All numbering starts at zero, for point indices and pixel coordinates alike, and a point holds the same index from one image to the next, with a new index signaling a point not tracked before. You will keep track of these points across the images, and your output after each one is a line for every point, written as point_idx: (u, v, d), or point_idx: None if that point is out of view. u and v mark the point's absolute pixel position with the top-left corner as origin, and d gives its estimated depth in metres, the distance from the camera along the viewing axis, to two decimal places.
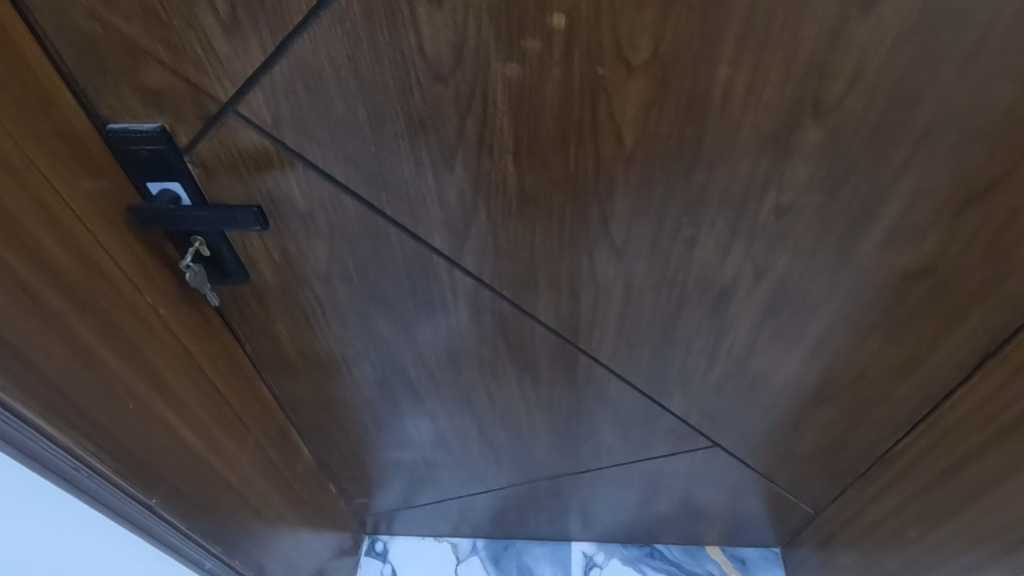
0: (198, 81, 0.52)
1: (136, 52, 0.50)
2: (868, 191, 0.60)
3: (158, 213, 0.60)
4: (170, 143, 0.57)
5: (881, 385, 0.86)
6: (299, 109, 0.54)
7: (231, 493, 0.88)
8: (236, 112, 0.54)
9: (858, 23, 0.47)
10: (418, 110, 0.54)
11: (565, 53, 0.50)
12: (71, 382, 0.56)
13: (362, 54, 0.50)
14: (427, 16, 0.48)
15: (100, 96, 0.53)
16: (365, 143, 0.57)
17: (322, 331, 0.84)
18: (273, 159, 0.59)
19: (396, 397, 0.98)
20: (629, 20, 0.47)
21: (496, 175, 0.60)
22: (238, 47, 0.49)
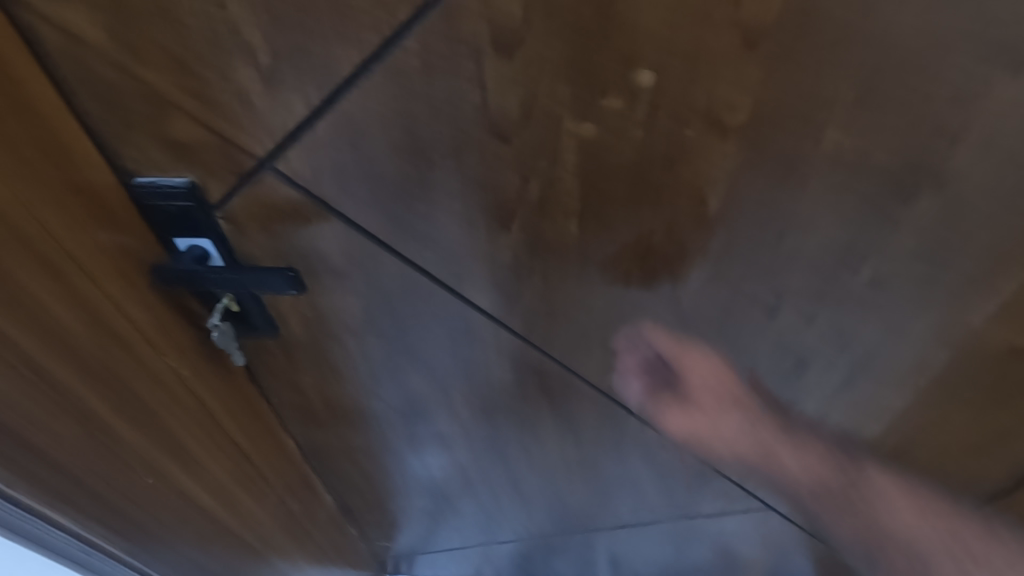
0: (232, 136, 0.45)
1: (164, 106, 0.44)
2: (981, 264, 0.52)
3: (181, 274, 0.54)
4: (198, 201, 0.50)
5: (963, 460, 0.78)
6: (342, 166, 0.48)
7: (249, 552, 0.82)
8: (273, 170, 0.48)
9: (1003, 84, 0.40)
10: (476, 169, 0.48)
11: (649, 112, 0.43)
12: (81, 459, 0.51)
13: (418, 110, 0.44)
14: (495, 71, 0.41)
15: (125, 151, 0.47)
16: (412, 202, 0.51)
17: (351, 386, 0.77)
18: (310, 216, 0.53)
19: (427, 448, 0.92)
20: (728, 78, 0.41)
21: (556, 237, 0.54)
22: (276, 102, 0.43)
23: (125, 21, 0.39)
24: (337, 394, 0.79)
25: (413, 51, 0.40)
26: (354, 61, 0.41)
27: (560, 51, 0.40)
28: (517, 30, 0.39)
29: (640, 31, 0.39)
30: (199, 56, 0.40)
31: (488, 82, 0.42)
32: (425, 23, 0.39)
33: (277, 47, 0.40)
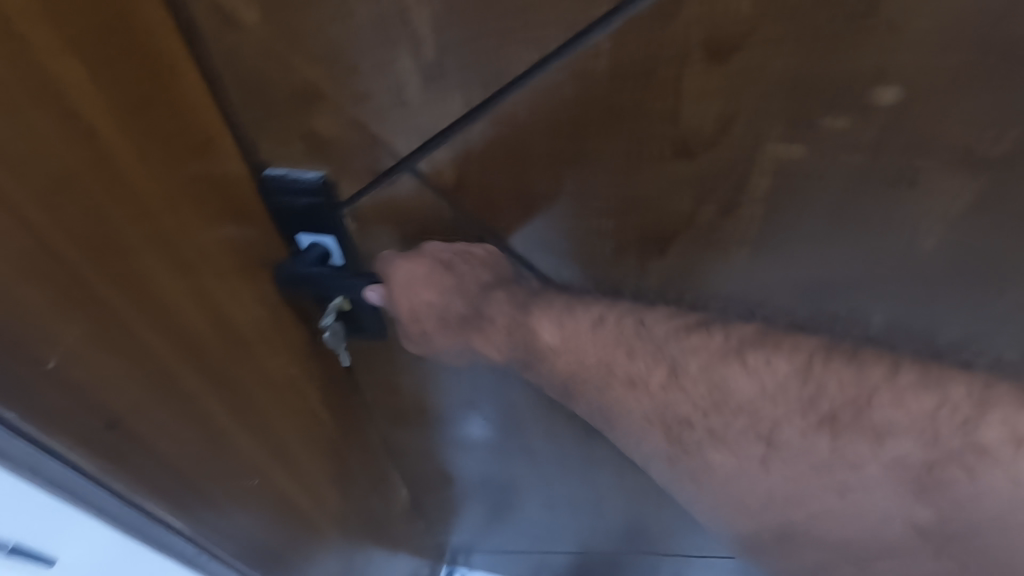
0: (377, 134, 0.40)
1: (311, 95, 0.38)
2: None
3: (310, 273, 0.48)
4: (329, 200, 0.44)
5: None
6: (492, 173, 0.42)
7: (333, 547, 0.80)
8: (413, 171, 0.42)
9: None
10: (644, 186, 0.41)
11: (878, 137, 0.35)
12: (208, 472, 0.49)
13: (594, 117, 0.37)
14: (700, 78, 0.34)
15: (262, 143, 0.42)
16: (562, 218, 0.44)
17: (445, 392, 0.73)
18: (445, 223, 0.46)
19: (513, 460, 0.86)
20: (998, 103, 0.32)
21: (721, 272, 0.46)
22: (435, 99, 0.37)
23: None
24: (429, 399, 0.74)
25: (607, 49, 0.34)
26: (534, 58, 0.35)
27: (789, 58, 0.33)
28: (741, 32, 0.32)
29: (898, 40, 0.31)
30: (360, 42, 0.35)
31: (687, 89, 0.35)
32: (631, 15, 0.32)
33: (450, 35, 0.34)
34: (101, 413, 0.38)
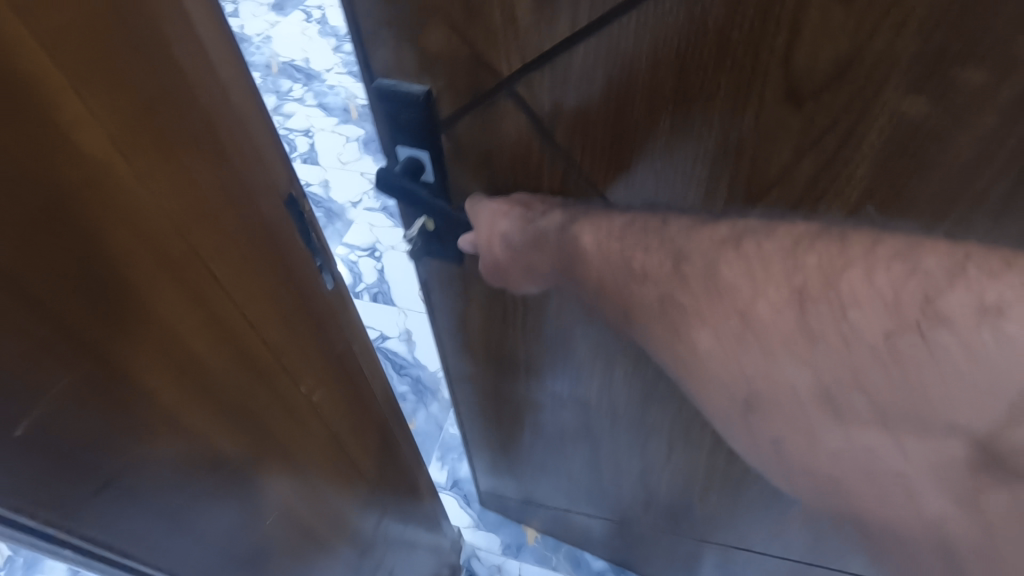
0: (484, 54, 0.37)
1: (426, 3, 0.35)
2: None
3: (390, 185, 0.43)
4: (430, 115, 0.41)
5: None
6: (587, 104, 0.37)
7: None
8: (511, 95, 0.38)
9: None
10: (744, 136, 0.36)
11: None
12: (221, 527, 0.40)
13: (703, 49, 0.33)
14: (820, 13, 0.30)
15: (374, 55, 0.39)
16: (654, 167, 0.39)
17: (526, 367, 0.60)
18: (535, 163, 0.41)
19: (585, 452, 0.73)
20: None
21: None
22: (544, 19, 0.34)
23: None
24: (500, 366, 0.63)
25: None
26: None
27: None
28: None
29: None
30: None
31: (805, 24, 0.30)
32: None
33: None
34: (96, 480, 0.30)
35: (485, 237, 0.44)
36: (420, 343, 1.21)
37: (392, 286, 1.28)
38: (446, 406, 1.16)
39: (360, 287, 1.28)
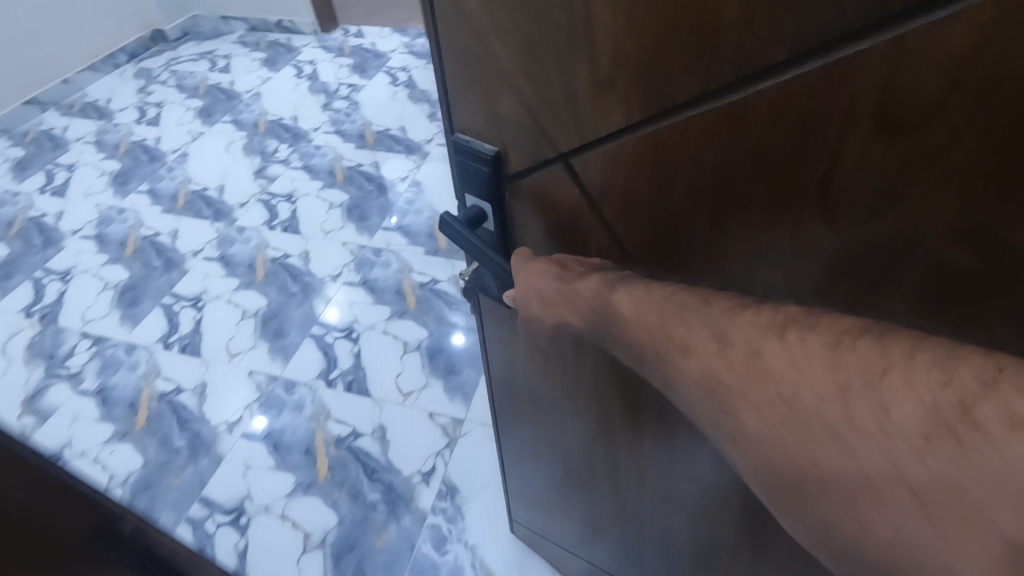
0: (547, 129, 0.37)
1: (502, 74, 0.36)
2: None
3: (451, 226, 0.45)
4: (497, 172, 0.42)
5: None
6: (632, 186, 0.37)
7: None
8: (566, 165, 0.39)
9: None
10: (777, 251, 0.33)
11: None
12: None
13: (742, 161, 0.31)
14: (861, 149, 0.27)
15: (455, 108, 0.41)
16: (691, 257, 0.38)
17: (570, 400, 0.57)
18: (587, 227, 0.42)
19: (610, 507, 0.67)
20: None
21: None
22: (605, 106, 0.33)
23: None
24: (545, 392, 0.59)
25: (767, 98, 0.28)
26: (692, 90, 0.30)
27: (974, 153, 0.24)
28: (924, 106, 0.24)
29: None
30: (555, 36, 0.32)
31: (846, 155, 0.28)
32: (797, 69, 0.26)
33: (630, 52, 0.30)
34: None
35: (524, 294, 0.43)
36: (393, 444, 1.18)
37: (367, 370, 1.31)
38: (419, 519, 1.07)
39: (335, 373, 1.30)
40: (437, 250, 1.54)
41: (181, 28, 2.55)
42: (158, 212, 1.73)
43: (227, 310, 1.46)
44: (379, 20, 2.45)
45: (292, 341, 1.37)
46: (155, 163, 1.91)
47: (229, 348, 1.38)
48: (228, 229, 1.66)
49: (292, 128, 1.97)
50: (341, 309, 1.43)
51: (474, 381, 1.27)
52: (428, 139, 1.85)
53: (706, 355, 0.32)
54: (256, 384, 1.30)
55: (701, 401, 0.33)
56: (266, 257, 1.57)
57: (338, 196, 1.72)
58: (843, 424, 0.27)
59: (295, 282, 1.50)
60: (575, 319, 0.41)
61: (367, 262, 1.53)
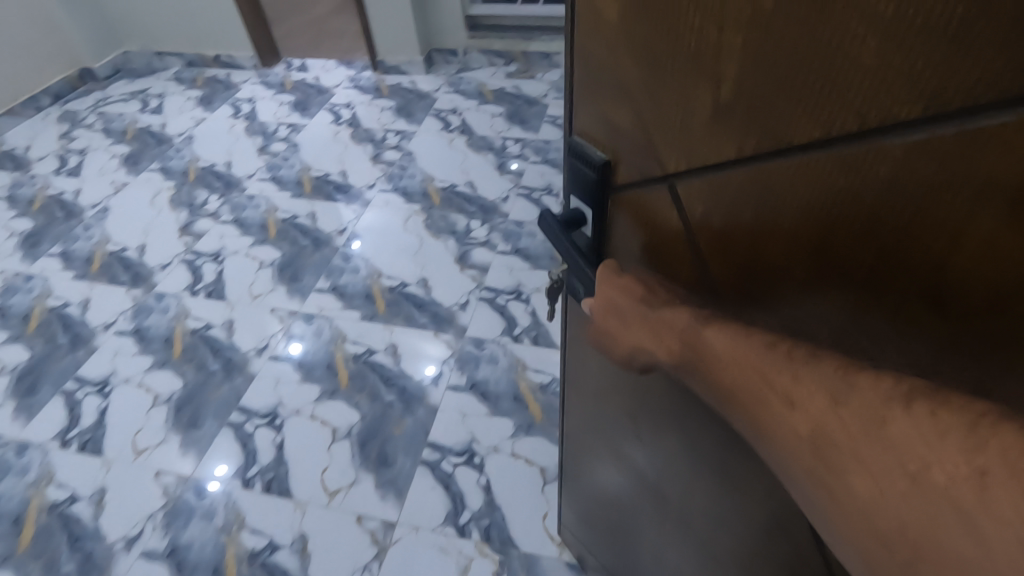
0: (660, 144, 0.34)
1: (625, 89, 0.34)
2: None
3: (549, 224, 0.45)
4: (603, 179, 0.41)
5: None
6: (732, 223, 0.33)
7: None
8: (671, 188, 0.36)
9: None
10: (880, 348, 0.26)
11: None
12: None
13: (855, 217, 0.26)
14: (983, 240, 0.22)
15: (577, 111, 0.40)
16: (783, 304, 0.32)
17: (636, 406, 0.52)
18: (684, 254, 0.38)
19: (648, 518, 0.64)
20: None
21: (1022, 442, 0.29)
22: (720, 134, 0.30)
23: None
24: (612, 390, 0.56)
25: (890, 160, 0.23)
26: (811, 133, 0.26)
27: None
28: None
29: None
30: (684, 59, 0.30)
31: (965, 243, 0.23)
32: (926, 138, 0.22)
33: (751, 87, 0.27)
34: None
35: (601, 307, 0.37)
36: (317, 557, 0.94)
37: (290, 465, 1.05)
38: None
39: (253, 471, 1.04)
40: (375, 315, 1.30)
41: (111, 64, 2.39)
42: (69, 278, 1.47)
43: (138, 395, 1.18)
44: (322, 55, 2.42)
45: (208, 431, 1.11)
46: (71, 220, 1.66)
47: (135, 445, 1.10)
48: (145, 297, 1.39)
49: (225, 175, 1.78)
50: (260, 389, 1.17)
51: (413, 472, 1.02)
52: (370, 184, 1.69)
53: (787, 396, 0.24)
54: (163, 488, 1.03)
55: (800, 452, 0.24)
56: (185, 328, 1.31)
57: (269, 253, 1.49)
58: (973, 507, 0.19)
59: (215, 357, 1.24)
60: (633, 336, 0.35)
61: (295, 332, 1.28)
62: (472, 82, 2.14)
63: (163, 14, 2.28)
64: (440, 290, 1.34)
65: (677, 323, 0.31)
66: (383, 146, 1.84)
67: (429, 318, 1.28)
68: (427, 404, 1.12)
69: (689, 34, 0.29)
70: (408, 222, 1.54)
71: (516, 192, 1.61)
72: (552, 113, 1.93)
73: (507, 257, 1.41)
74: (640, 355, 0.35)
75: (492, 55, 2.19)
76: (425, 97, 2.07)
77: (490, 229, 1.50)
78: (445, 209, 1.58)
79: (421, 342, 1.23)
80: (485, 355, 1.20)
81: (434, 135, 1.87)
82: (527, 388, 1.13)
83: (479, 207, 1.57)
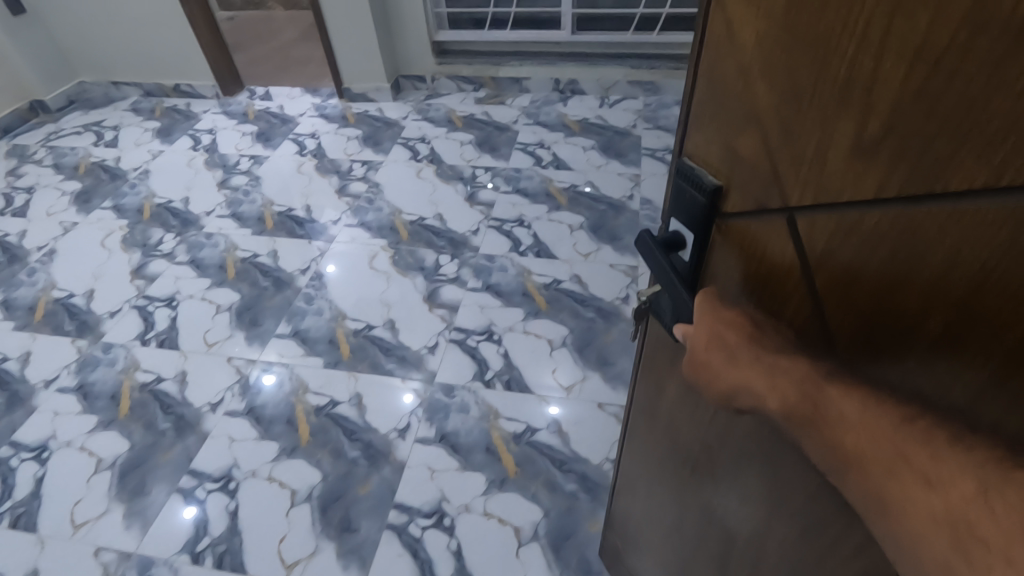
0: (785, 174, 0.30)
1: (750, 110, 0.30)
2: None
3: (645, 245, 0.40)
4: (712, 205, 0.36)
5: None
6: (860, 265, 0.28)
7: None
8: (790, 220, 0.31)
9: None
10: (1010, 425, 0.25)
11: None
12: None
13: (1014, 280, 0.22)
14: None
15: (689, 131, 0.36)
16: (905, 360, 0.28)
17: (715, 447, 0.49)
18: (797, 297, 0.33)
19: (712, 568, 0.60)
20: None
21: None
22: (859, 171, 0.26)
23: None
24: (684, 423, 0.52)
25: None
26: (972, 177, 0.22)
27: None
28: None
29: None
30: (829, 85, 0.25)
31: None
32: None
33: (908, 125, 0.23)
34: None
35: (704, 339, 0.34)
36: None
37: (245, 535, 0.97)
38: None
39: (203, 543, 0.96)
40: (339, 362, 1.23)
41: (64, 95, 2.30)
42: (9, 329, 1.37)
43: (79, 460, 1.09)
44: (287, 82, 2.36)
45: (155, 500, 1.02)
46: (14, 265, 1.56)
47: (73, 518, 1.01)
48: (92, 349, 1.30)
49: (182, 212, 1.70)
50: (214, 450, 1.09)
51: (378, 537, 0.95)
52: (335, 219, 1.62)
53: (920, 477, 0.23)
54: (102, 566, 0.95)
55: (934, 542, 0.22)
56: (134, 383, 1.22)
57: (227, 296, 1.41)
58: None
59: (166, 415, 1.16)
60: (732, 378, 0.32)
61: (254, 382, 1.20)
62: (440, 109, 2.10)
63: (119, 44, 2.21)
64: (408, 333, 1.27)
65: (791, 375, 0.29)
66: (349, 178, 1.78)
67: (397, 363, 1.22)
68: (393, 461, 1.05)
69: (836, 60, 0.24)
70: (375, 259, 1.48)
71: (487, 224, 1.56)
72: (523, 139, 1.90)
73: (478, 294, 1.36)
74: (741, 397, 0.32)
75: (460, 80, 2.16)
76: (392, 125, 2.02)
77: (460, 264, 1.44)
78: (413, 244, 1.52)
79: (388, 392, 1.17)
80: (455, 403, 1.13)
81: (402, 165, 1.82)
82: (499, 438, 1.07)
83: (449, 241, 1.51)
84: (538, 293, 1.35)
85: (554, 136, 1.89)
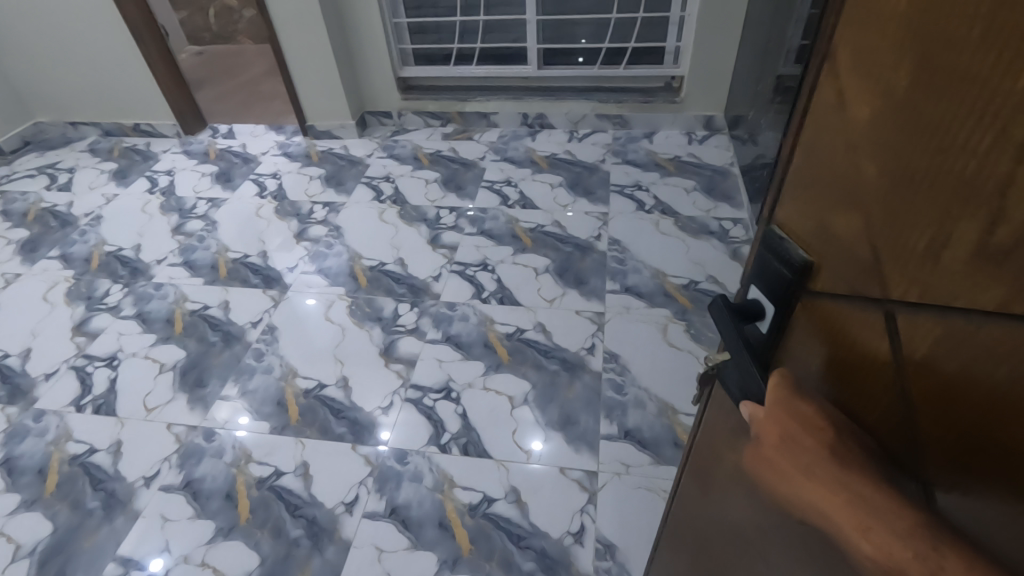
0: (889, 264, 0.24)
1: (850, 189, 0.25)
2: None
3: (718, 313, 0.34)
4: (796, 284, 0.30)
5: None
6: (967, 380, 0.23)
7: None
8: (885, 316, 0.25)
9: None
10: None
11: None
12: None
13: None
14: None
15: (780, 197, 0.30)
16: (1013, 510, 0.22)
17: (765, 543, 0.41)
18: (890, 404, 0.27)
19: None
20: None
21: None
22: (981, 275, 0.21)
23: (933, 69, 0.20)
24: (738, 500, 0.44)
25: None
26: None
27: None
28: None
29: None
30: (953, 174, 0.21)
31: None
32: None
33: None
34: None
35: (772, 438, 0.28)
36: None
37: None
38: None
39: None
40: (286, 427, 1.15)
41: (19, 136, 2.23)
42: None
43: None
44: (251, 120, 2.30)
45: None
46: None
47: None
48: (22, 417, 1.22)
49: (131, 261, 1.62)
50: (144, 532, 1.01)
51: None
52: (292, 266, 1.56)
53: None
54: None
55: None
56: (64, 455, 1.14)
57: (172, 354, 1.33)
58: None
59: (95, 492, 1.07)
60: (799, 492, 0.27)
61: (194, 452, 1.12)
62: (407, 145, 2.05)
63: (76, 84, 2.15)
64: (361, 392, 1.20)
65: (888, 518, 0.23)
66: (309, 221, 1.72)
67: (348, 427, 1.14)
68: (338, 540, 0.98)
69: (965, 142, 0.20)
70: (331, 309, 1.41)
71: (449, 268, 1.51)
72: (490, 177, 1.85)
73: (437, 346, 1.29)
74: (814, 521, 0.26)
75: (427, 116, 2.12)
76: (357, 163, 1.97)
77: (419, 313, 1.38)
78: (371, 292, 1.45)
79: (337, 460, 1.09)
80: (408, 471, 1.06)
81: (365, 206, 1.76)
82: (454, 510, 1.00)
83: (409, 288, 1.45)
84: (500, 344, 1.29)
85: (522, 173, 1.85)
